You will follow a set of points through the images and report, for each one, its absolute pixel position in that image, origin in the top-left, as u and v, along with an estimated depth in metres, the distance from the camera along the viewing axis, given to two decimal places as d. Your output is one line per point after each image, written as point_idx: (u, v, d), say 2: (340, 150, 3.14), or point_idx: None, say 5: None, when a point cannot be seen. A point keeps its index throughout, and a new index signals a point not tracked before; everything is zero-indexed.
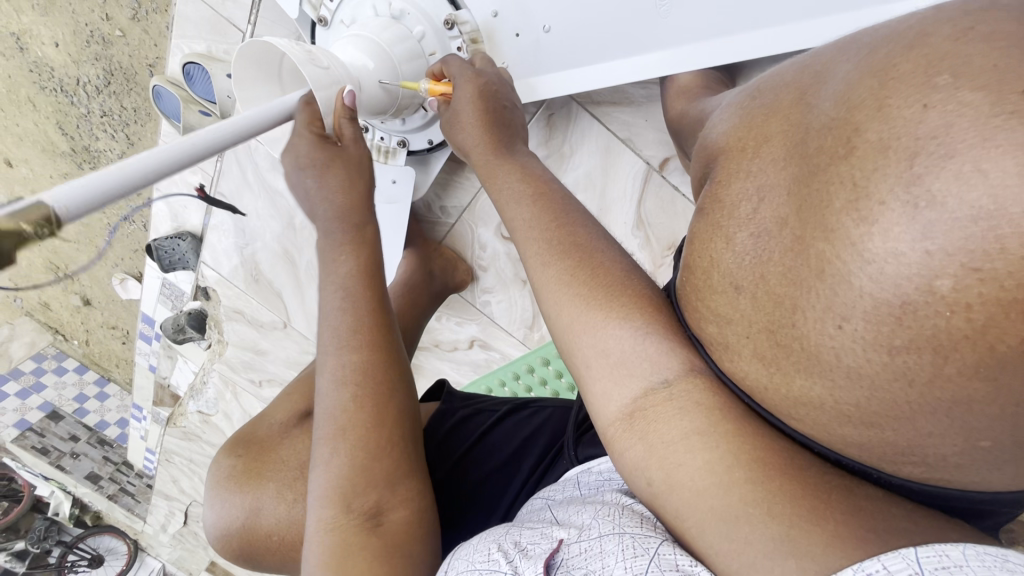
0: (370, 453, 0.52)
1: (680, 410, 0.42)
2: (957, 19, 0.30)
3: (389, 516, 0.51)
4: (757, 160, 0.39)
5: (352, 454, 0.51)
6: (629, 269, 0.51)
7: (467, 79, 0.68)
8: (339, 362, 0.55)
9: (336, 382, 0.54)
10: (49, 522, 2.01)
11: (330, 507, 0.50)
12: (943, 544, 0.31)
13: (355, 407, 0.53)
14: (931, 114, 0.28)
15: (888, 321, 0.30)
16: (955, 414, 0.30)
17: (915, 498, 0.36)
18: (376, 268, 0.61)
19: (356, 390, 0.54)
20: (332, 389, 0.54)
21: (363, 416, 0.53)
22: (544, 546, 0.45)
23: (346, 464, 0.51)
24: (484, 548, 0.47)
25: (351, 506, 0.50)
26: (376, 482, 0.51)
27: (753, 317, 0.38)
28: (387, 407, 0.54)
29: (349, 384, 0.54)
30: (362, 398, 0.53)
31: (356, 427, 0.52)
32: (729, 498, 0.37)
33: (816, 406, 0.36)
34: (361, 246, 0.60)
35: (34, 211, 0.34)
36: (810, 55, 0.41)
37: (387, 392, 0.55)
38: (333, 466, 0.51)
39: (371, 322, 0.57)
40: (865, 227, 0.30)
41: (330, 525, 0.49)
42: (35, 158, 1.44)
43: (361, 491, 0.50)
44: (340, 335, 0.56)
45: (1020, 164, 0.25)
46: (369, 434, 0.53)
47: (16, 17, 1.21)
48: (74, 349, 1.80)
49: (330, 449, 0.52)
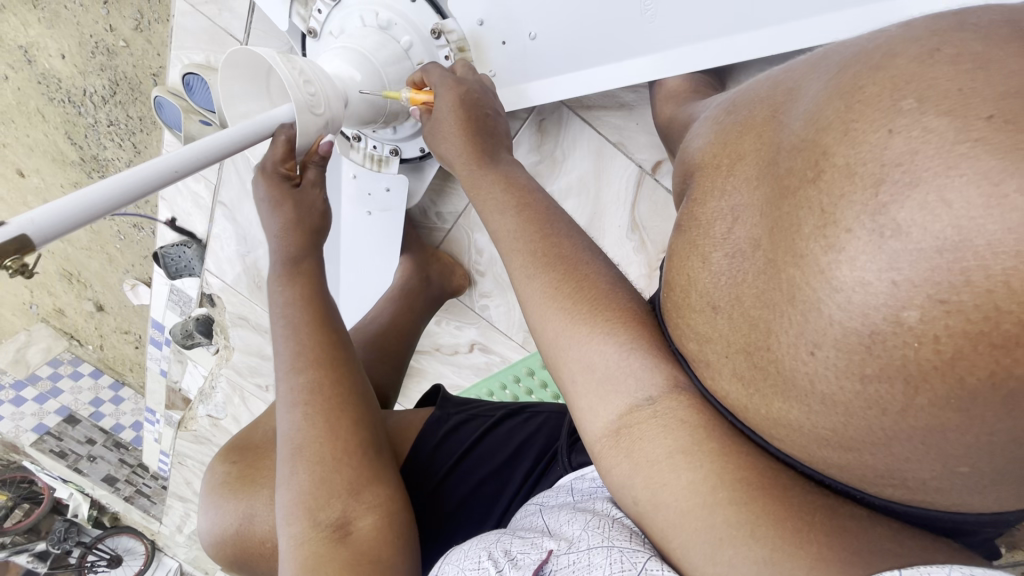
0: (325, 466, 0.53)
1: (663, 427, 0.41)
2: (924, 39, 0.29)
3: (357, 523, 0.51)
4: (733, 178, 0.38)
5: (309, 468, 0.53)
6: (613, 282, 0.51)
7: (448, 88, 0.67)
8: (290, 385, 0.58)
9: (289, 405, 0.57)
10: (68, 523, 2.00)
11: (297, 523, 0.51)
12: (929, 565, 0.31)
13: (308, 424, 0.55)
14: (896, 139, 0.28)
15: (858, 350, 0.29)
16: (931, 441, 0.29)
17: (901, 518, 0.34)
18: (317, 295, 0.65)
19: (308, 408, 0.56)
20: (286, 414, 0.57)
21: (316, 431, 0.55)
22: (534, 556, 0.44)
23: (306, 479, 0.53)
24: (474, 555, 0.46)
25: (316, 518, 0.51)
26: (337, 492, 0.52)
27: (730, 337, 0.37)
28: (340, 419, 0.56)
29: (300, 403, 0.56)
30: (314, 415, 0.56)
31: (309, 442, 0.54)
32: (713, 518, 0.37)
33: (795, 428, 0.35)
34: (301, 278, 0.65)
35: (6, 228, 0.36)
36: (784, 69, 0.40)
37: (337, 407, 0.57)
38: (294, 483, 0.53)
39: (317, 342, 0.61)
40: (833, 254, 0.29)
41: (299, 540, 0.50)
42: (45, 168, 1.44)
43: (324, 502, 0.51)
44: (288, 361, 0.59)
45: (985, 194, 0.25)
46: (324, 446, 0.54)
47: (23, 30, 1.20)
48: (89, 354, 1.86)
49: (290, 468, 0.54)
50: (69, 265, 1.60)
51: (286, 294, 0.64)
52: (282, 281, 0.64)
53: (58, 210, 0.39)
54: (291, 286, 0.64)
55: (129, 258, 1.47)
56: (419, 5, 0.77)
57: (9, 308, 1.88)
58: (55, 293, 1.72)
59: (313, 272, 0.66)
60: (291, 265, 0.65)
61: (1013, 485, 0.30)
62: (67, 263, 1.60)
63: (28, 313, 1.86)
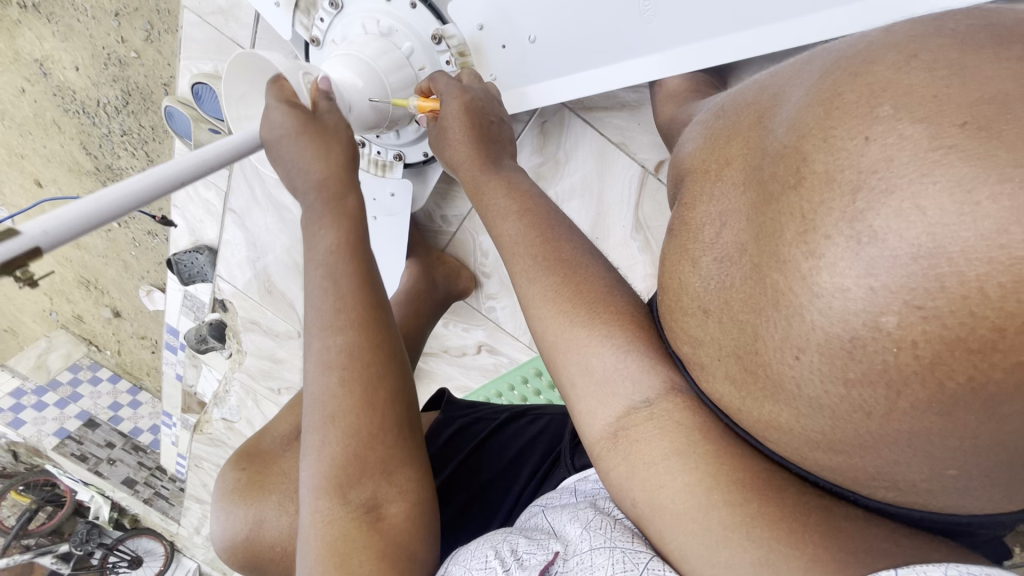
0: (360, 442, 0.53)
1: (660, 430, 0.41)
2: (902, 45, 0.30)
3: (387, 508, 0.52)
4: (720, 183, 0.38)
5: (343, 444, 0.53)
6: (610, 285, 0.51)
7: (454, 96, 0.67)
8: (325, 345, 0.55)
9: (324, 366, 0.55)
10: (89, 525, 2.06)
11: (324, 498, 0.51)
12: (925, 564, 0.30)
13: (343, 393, 0.54)
14: (873, 146, 0.28)
15: (840, 355, 0.29)
16: (918, 444, 0.29)
17: (897, 519, 0.34)
18: (360, 241, 0.60)
19: (344, 374, 0.54)
20: (317, 375, 0.55)
21: (352, 402, 0.53)
22: (540, 557, 0.44)
23: (338, 453, 0.52)
24: (482, 554, 0.46)
25: (347, 497, 0.51)
26: (370, 471, 0.53)
27: (722, 340, 0.37)
28: (377, 391, 0.55)
29: (336, 367, 0.54)
30: (351, 382, 0.54)
31: (345, 414, 0.53)
32: (707, 520, 0.37)
33: (786, 430, 0.35)
34: (343, 218, 0.60)
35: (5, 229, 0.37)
36: (771, 73, 0.40)
37: (376, 376, 0.55)
38: (324, 456, 0.52)
39: (357, 302, 0.57)
40: (813, 261, 0.30)
41: (326, 517, 0.51)
42: (62, 177, 1.47)
43: (356, 481, 0.52)
44: (325, 317, 0.56)
45: (958, 200, 0.25)
46: (360, 422, 0.53)
47: (39, 44, 1.23)
48: (108, 359, 1.88)
49: (320, 438, 0.53)
50: (88, 272, 1.62)
51: (325, 234, 0.59)
52: (322, 222, 0.59)
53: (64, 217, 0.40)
54: (333, 226, 0.59)
55: (145, 265, 1.50)
56: (420, 11, 0.77)
57: (30, 314, 1.89)
58: (73, 301, 1.74)
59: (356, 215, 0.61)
60: (335, 197, 0.60)
61: (1008, 486, 0.30)
62: (85, 271, 1.62)
63: (48, 321, 1.86)
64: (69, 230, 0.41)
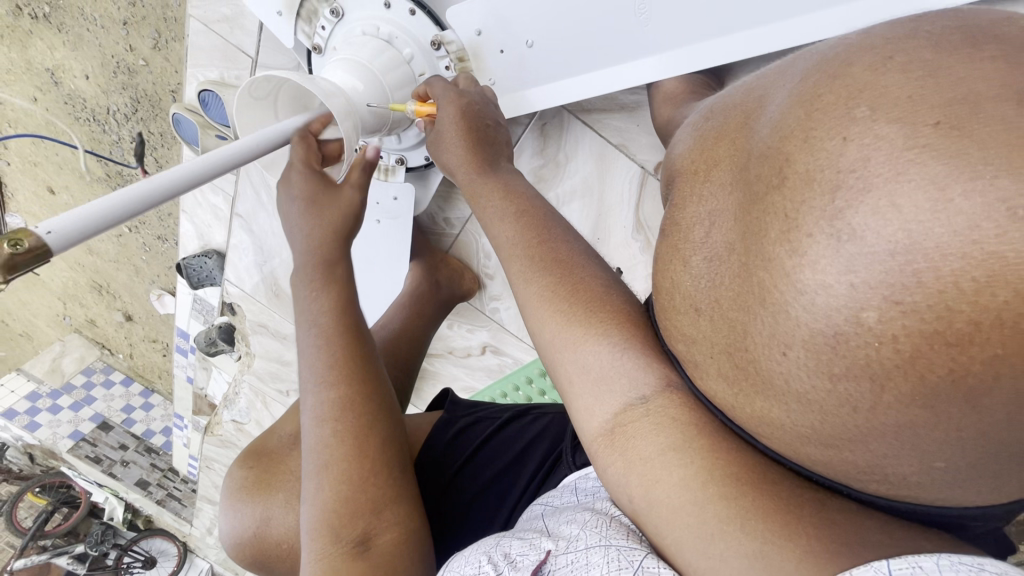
0: (352, 485, 0.55)
1: (655, 426, 0.42)
2: (879, 47, 0.30)
3: (377, 541, 0.54)
4: (709, 184, 0.39)
5: (335, 487, 0.55)
6: (608, 285, 0.52)
7: (450, 100, 0.68)
8: (318, 399, 0.59)
9: (319, 419, 0.58)
10: (104, 526, 2.09)
11: (319, 539, 0.53)
12: (918, 554, 0.31)
13: (336, 442, 0.57)
14: (850, 146, 0.28)
15: (825, 350, 0.30)
16: (904, 436, 0.29)
17: (890, 512, 0.34)
18: (349, 302, 0.65)
19: (337, 424, 0.58)
20: (313, 427, 0.58)
21: (343, 451, 0.57)
22: (532, 558, 0.45)
23: (331, 496, 0.55)
24: (475, 559, 0.48)
25: (340, 535, 0.53)
26: (361, 511, 0.54)
27: (713, 338, 0.37)
28: (367, 439, 0.58)
29: (329, 418, 0.58)
30: (343, 432, 0.58)
31: (337, 461, 0.56)
32: (703, 515, 0.37)
33: (777, 425, 0.35)
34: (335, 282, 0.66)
35: (34, 244, 0.37)
36: (757, 76, 0.41)
37: (365, 424, 0.59)
38: (318, 499, 0.55)
39: (347, 356, 0.61)
40: (796, 258, 0.30)
41: (320, 555, 0.52)
42: (74, 184, 1.50)
43: (347, 520, 0.54)
44: (318, 374, 0.60)
45: (931, 199, 0.25)
46: (351, 469, 0.56)
47: (50, 54, 1.26)
48: (120, 362, 1.94)
49: (316, 484, 0.56)
50: (100, 276, 1.64)
51: (318, 297, 0.64)
52: (315, 285, 0.65)
53: (72, 218, 0.40)
54: (325, 290, 0.65)
55: (155, 269, 1.52)
56: (418, 18, 0.77)
57: (43, 319, 1.94)
58: (86, 304, 1.77)
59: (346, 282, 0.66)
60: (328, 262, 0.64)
61: (994, 479, 0.30)
62: (97, 276, 1.65)
63: (62, 325, 1.90)
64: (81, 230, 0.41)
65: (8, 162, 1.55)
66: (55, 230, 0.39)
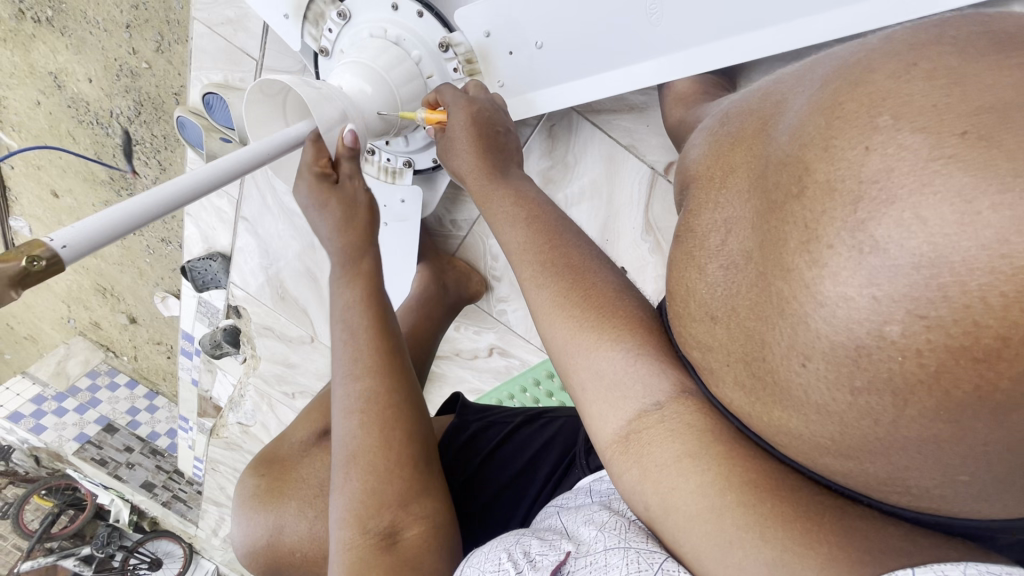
0: (378, 477, 0.55)
1: (670, 433, 0.42)
2: (903, 54, 0.30)
3: (404, 534, 0.53)
4: (725, 191, 0.39)
5: (362, 477, 0.55)
6: (620, 290, 0.52)
7: (461, 107, 0.68)
8: (345, 392, 0.60)
9: (347, 411, 0.59)
10: (111, 528, 2.11)
11: (347, 529, 0.53)
12: (947, 563, 0.30)
13: (362, 433, 0.57)
14: (872, 157, 0.28)
15: (847, 363, 0.30)
16: (927, 450, 0.29)
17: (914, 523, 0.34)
18: (377, 296, 0.65)
19: (364, 417, 0.58)
20: (342, 420, 0.59)
21: (371, 440, 0.57)
22: (552, 558, 0.43)
23: (358, 488, 0.55)
24: (494, 557, 0.46)
25: (367, 527, 0.53)
26: (388, 503, 0.54)
27: (730, 346, 0.37)
28: (395, 429, 0.58)
29: (356, 411, 0.58)
30: (369, 423, 0.57)
31: (365, 452, 0.56)
32: (721, 522, 0.37)
33: (795, 435, 0.35)
34: (362, 279, 0.66)
35: (45, 255, 0.38)
36: (774, 81, 0.41)
37: (393, 416, 0.58)
38: (346, 491, 0.55)
39: (375, 349, 0.62)
40: (816, 270, 0.30)
41: (347, 545, 0.52)
42: (77, 187, 1.50)
43: (375, 511, 0.53)
44: (346, 366, 0.61)
45: (957, 212, 0.25)
46: (378, 459, 0.56)
47: (54, 57, 1.26)
48: (124, 364, 1.94)
49: (344, 475, 0.56)
50: (105, 279, 1.65)
51: (347, 294, 0.65)
52: (345, 283, 0.66)
53: (83, 229, 0.41)
54: (352, 284, 0.65)
55: (159, 271, 1.52)
56: (427, 20, 0.77)
57: (48, 323, 1.95)
58: (91, 307, 1.78)
59: (371, 273, 0.67)
60: (352, 263, 0.66)
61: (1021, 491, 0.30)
62: (102, 279, 1.65)
63: (66, 327, 1.91)
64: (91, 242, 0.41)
65: (11, 166, 1.55)
66: (69, 244, 0.40)
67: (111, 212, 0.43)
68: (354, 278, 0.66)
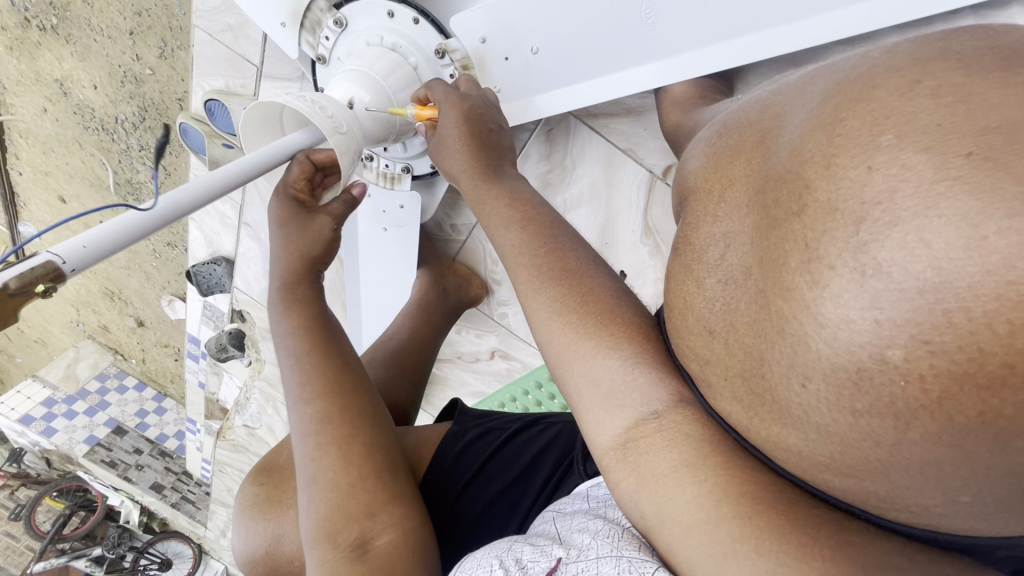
0: (340, 492, 0.55)
1: (668, 442, 0.41)
2: (906, 70, 0.29)
3: (375, 543, 0.53)
4: (723, 206, 0.38)
5: (325, 494, 0.55)
6: (617, 295, 0.51)
7: (453, 105, 0.67)
8: (299, 416, 0.60)
9: (301, 433, 0.59)
10: (120, 529, 2.16)
11: (320, 545, 0.53)
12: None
13: (318, 453, 0.57)
14: (876, 176, 0.27)
15: (848, 385, 0.29)
16: (929, 472, 0.28)
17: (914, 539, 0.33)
18: (320, 320, 0.66)
19: (319, 436, 0.58)
20: (298, 443, 0.59)
21: (329, 459, 0.56)
22: (543, 564, 0.42)
23: (322, 503, 0.54)
24: (486, 562, 0.44)
25: (336, 541, 0.53)
26: (354, 515, 0.54)
27: (728, 362, 0.36)
28: (354, 442, 0.58)
29: (312, 432, 0.58)
30: (325, 443, 0.57)
31: (325, 469, 0.56)
32: (717, 534, 0.36)
33: (796, 453, 0.34)
34: (300, 305, 0.66)
35: (43, 269, 0.37)
36: (774, 93, 0.40)
37: (345, 431, 0.58)
38: (312, 508, 0.55)
39: (323, 370, 0.62)
40: (817, 290, 0.29)
41: (321, 562, 0.52)
42: (85, 193, 1.50)
43: (342, 525, 0.53)
44: (295, 392, 0.61)
45: (964, 236, 0.24)
46: (338, 474, 0.56)
47: (59, 64, 1.26)
48: (132, 368, 1.94)
49: (309, 493, 0.56)
50: (112, 283, 1.65)
51: (284, 323, 0.65)
52: (285, 312, 0.65)
53: (86, 242, 0.40)
54: (288, 311, 0.65)
55: (165, 275, 1.53)
56: (423, 26, 0.77)
57: (57, 326, 1.95)
58: (98, 311, 1.79)
59: (309, 298, 0.67)
60: (287, 291, 0.66)
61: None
62: (109, 282, 1.66)
63: (75, 331, 1.92)
64: (96, 254, 0.41)
65: (20, 172, 1.55)
66: (74, 261, 0.39)
67: (112, 224, 0.42)
68: (295, 305, 0.66)
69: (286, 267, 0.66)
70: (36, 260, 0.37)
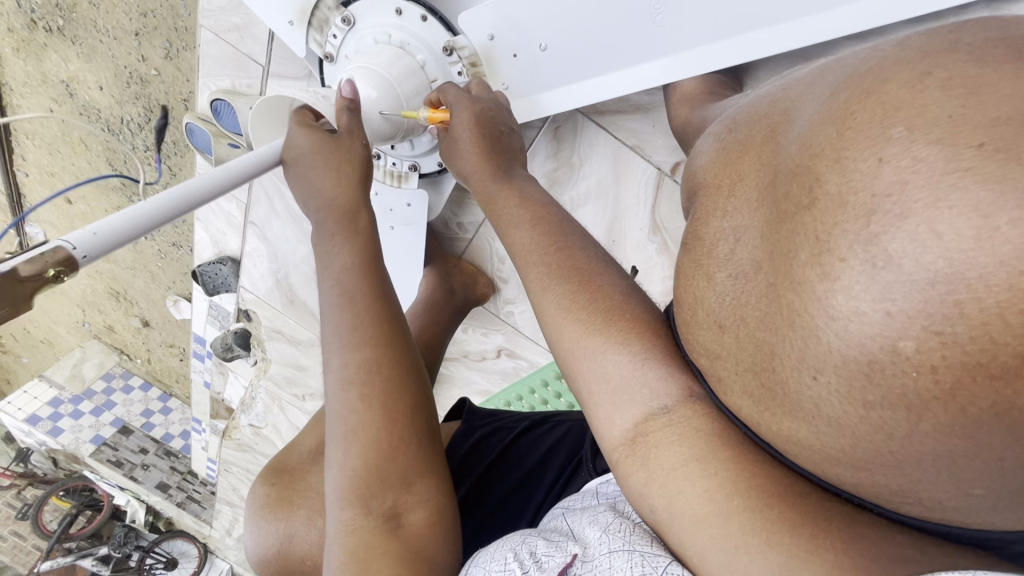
0: (382, 456, 0.53)
1: (677, 436, 0.41)
2: (916, 62, 0.30)
3: (407, 515, 0.52)
4: (733, 200, 0.38)
5: (363, 456, 0.53)
6: (626, 291, 0.51)
7: (465, 107, 0.68)
8: (342, 362, 0.56)
9: (343, 383, 0.55)
10: (127, 528, 2.17)
11: (349, 508, 0.51)
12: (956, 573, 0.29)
13: (362, 407, 0.54)
14: (886, 168, 0.28)
15: (859, 377, 0.29)
16: (942, 464, 0.28)
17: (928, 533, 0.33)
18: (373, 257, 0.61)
19: (364, 389, 0.55)
20: (338, 392, 0.55)
21: (371, 417, 0.54)
22: (558, 559, 0.42)
23: (358, 466, 0.52)
24: (500, 556, 0.45)
25: (369, 506, 0.51)
26: (391, 481, 0.52)
27: (739, 355, 0.36)
28: (398, 405, 0.55)
29: (357, 384, 0.55)
30: (371, 399, 0.54)
31: (366, 430, 0.53)
32: (728, 528, 0.36)
33: (807, 448, 0.34)
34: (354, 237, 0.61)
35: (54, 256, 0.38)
36: (783, 87, 0.40)
37: (393, 391, 0.55)
38: (344, 469, 0.53)
39: (373, 318, 0.58)
40: (828, 283, 0.29)
41: (349, 526, 0.50)
42: (90, 193, 1.51)
43: (377, 491, 0.52)
44: (343, 335, 0.57)
45: (975, 227, 0.24)
46: (380, 436, 0.53)
47: (64, 65, 1.27)
48: (138, 367, 1.92)
49: (342, 452, 0.54)
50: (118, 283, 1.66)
51: (338, 254, 0.60)
52: (336, 243, 0.60)
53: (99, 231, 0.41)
54: (344, 243, 0.60)
55: (171, 276, 1.54)
56: (431, 24, 0.77)
57: (63, 327, 1.96)
58: (104, 311, 1.79)
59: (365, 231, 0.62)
60: (344, 218, 0.60)
61: None
62: (115, 283, 1.67)
63: (81, 332, 1.93)
64: (108, 244, 0.41)
65: (26, 173, 1.55)
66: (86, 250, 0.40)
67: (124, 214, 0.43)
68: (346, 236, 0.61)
69: (335, 193, 0.60)
70: (49, 248, 0.38)
